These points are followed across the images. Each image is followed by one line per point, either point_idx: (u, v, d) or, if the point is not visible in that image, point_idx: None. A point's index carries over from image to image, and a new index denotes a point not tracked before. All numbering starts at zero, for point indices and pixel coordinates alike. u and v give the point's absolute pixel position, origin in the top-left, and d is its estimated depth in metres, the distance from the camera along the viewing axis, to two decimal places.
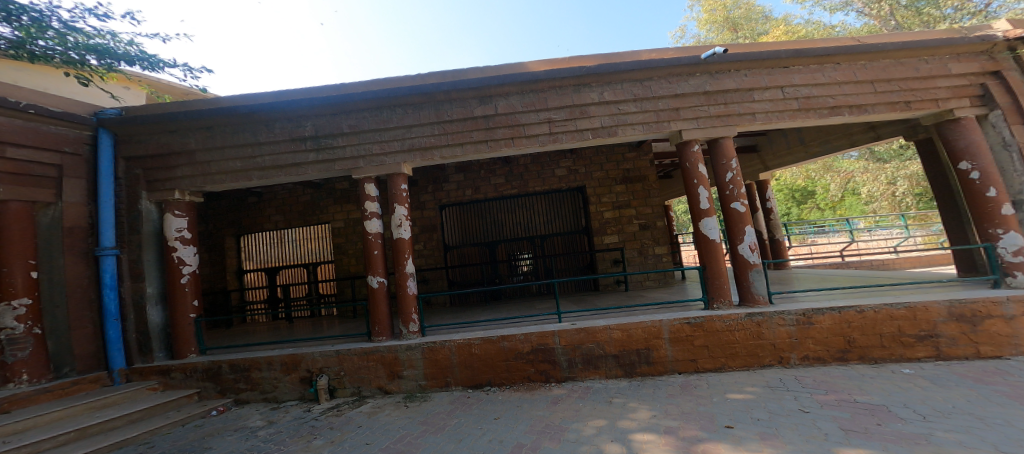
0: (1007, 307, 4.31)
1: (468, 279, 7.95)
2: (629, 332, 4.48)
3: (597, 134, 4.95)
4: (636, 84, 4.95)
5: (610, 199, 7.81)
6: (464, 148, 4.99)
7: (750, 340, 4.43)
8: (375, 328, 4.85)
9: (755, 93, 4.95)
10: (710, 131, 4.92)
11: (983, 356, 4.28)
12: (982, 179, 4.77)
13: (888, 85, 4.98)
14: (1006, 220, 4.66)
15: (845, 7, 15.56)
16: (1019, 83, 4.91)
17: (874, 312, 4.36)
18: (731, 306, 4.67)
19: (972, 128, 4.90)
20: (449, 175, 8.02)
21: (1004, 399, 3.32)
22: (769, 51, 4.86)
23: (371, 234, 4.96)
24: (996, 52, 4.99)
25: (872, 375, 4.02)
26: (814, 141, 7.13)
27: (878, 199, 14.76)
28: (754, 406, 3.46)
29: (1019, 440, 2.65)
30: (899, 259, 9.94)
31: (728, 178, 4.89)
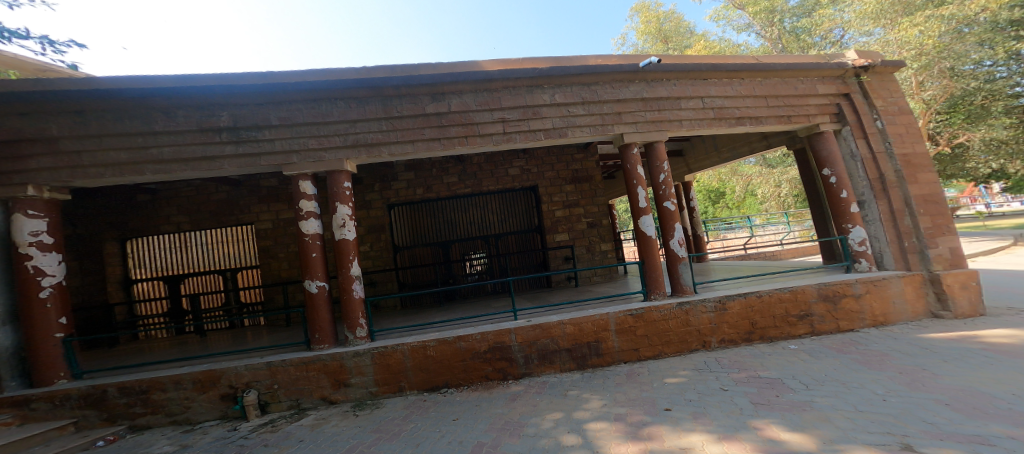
0: (856, 287, 5.23)
1: (419, 280, 7.72)
2: (580, 326, 4.66)
3: (548, 135, 5.06)
4: (583, 87, 5.15)
5: (560, 198, 8.03)
6: (414, 146, 4.80)
7: (680, 328, 4.85)
8: (315, 336, 4.47)
9: (681, 102, 5.42)
10: (647, 135, 5.29)
11: (841, 330, 5.15)
12: (838, 183, 5.72)
13: (775, 101, 5.75)
14: (854, 217, 5.65)
15: (746, 28, 17.76)
16: (860, 104, 5.94)
17: (769, 296, 5.03)
18: (665, 297, 5.07)
19: (830, 141, 5.87)
20: (398, 172, 7.66)
21: (857, 365, 4.03)
22: (692, 64, 5.33)
23: (308, 235, 4.55)
24: (847, 78, 5.99)
25: (769, 352, 4.63)
26: (725, 148, 8.01)
27: (768, 199, 17.05)
28: (687, 388, 3.80)
29: (868, 400, 3.24)
30: (784, 251, 11.61)
31: (661, 179, 5.31)
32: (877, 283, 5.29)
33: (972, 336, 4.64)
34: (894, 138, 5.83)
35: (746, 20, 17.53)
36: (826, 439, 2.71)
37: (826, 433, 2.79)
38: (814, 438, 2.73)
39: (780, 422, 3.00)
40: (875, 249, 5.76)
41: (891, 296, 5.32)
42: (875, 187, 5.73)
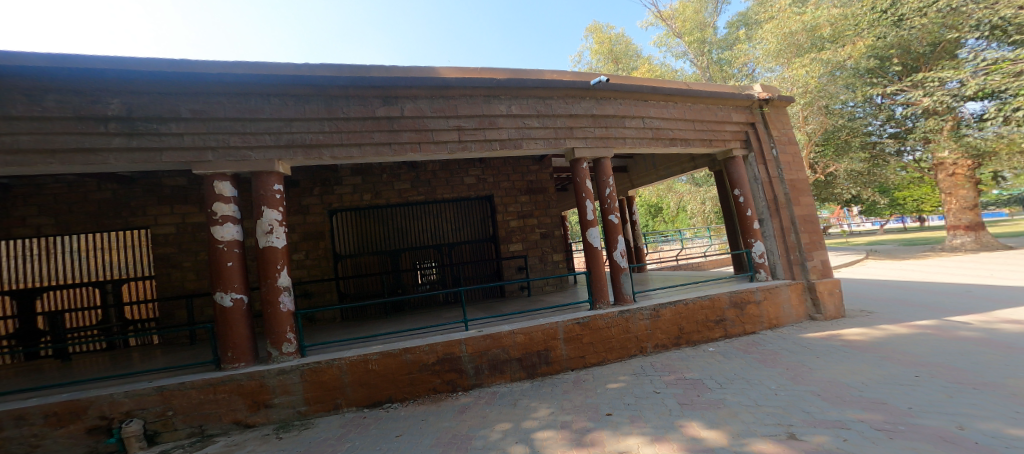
0: (756, 295, 5.88)
1: (363, 290, 7.30)
2: (531, 335, 4.68)
3: (503, 146, 5.09)
4: (538, 101, 5.28)
5: (517, 208, 8.12)
6: (360, 149, 4.56)
7: (621, 334, 5.07)
8: (228, 354, 4.03)
9: (625, 121, 5.75)
10: (595, 150, 5.52)
11: (747, 333, 5.74)
12: (745, 202, 6.44)
13: (699, 125, 6.32)
14: (755, 233, 6.40)
15: (683, 56, 19.69)
16: (763, 134, 6.73)
17: (695, 303, 5.47)
18: (609, 305, 5.26)
19: (738, 165, 6.58)
20: (344, 175, 7.24)
21: (757, 363, 4.53)
22: (634, 85, 5.70)
23: (223, 242, 4.11)
24: (754, 108, 6.76)
25: (693, 355, 5.02)
26: (661, 167, 8.67)
27: (696, 215, 18.63)
28: (625, 393, 3.96)
29: (764, 395, 3.65)
30: (708, 262, 12.73)
31: (606, 193, 5.56)
32: (771, 291, 6.01)
33: (835, 335, 5.43)
34: (786, 166, 6.66)
35: (683, 49, 19.72)
36: (735, 434, 2.98)
37: (735, 428, 3.06)
38: (727, 434, 2.98)
39: (704, 420, 3.24)
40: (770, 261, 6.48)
41: (781, 302, 6.07)
42: (771, 207, 6.49)
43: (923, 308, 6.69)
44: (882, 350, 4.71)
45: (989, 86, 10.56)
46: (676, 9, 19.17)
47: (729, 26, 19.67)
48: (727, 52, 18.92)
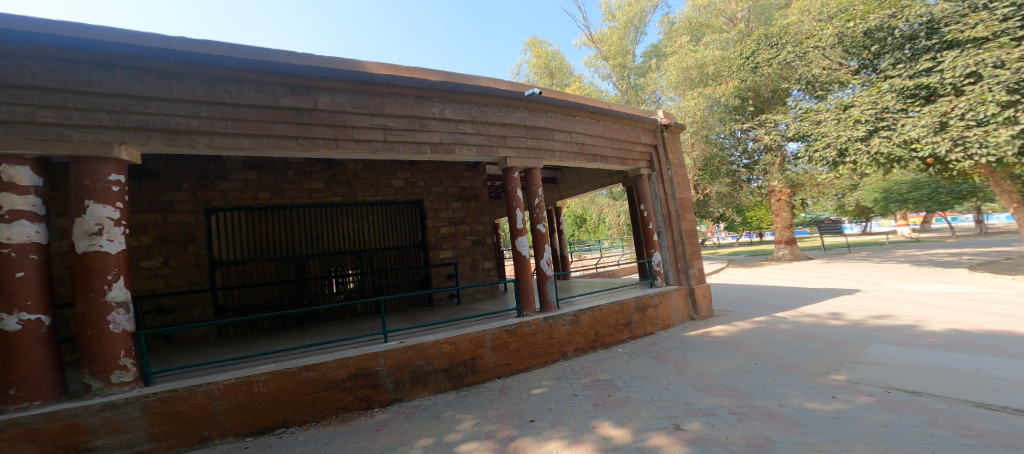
0: (654, 299, 6.51)
1: (251, 301, 6.50)
2: (457, 344, 4.59)
3: (435, 150, 4.98)
4: (473, 107, 5.28)
5: (448, 215, 8.00)
6: (254, 140, 4.03)
7: (546, 340, 5.21)
8: (9, 393, 3.05)
9: (555, 134, 5.99)
10: (527, 161, 5.65)
11: (648, 333, 6.33)
12: (648, 216, 7.11)
13: (615, 143, 6.82)
14: (654, 244, 7.08)
15: (608, 78, 21.34)
16: (662, 155, 7.51)
17: (609, 308, 5.86)
18: (535, 312, 5.39)
19: (643, 183, 7.25)
20: (229, 169, 6.33)
21: (655, 362, 5.02)
22: (564, 101, 5.99)
23: (7, 246, 3.09)
24: (659, 132, 7.51)
25: (607, 356, 5.36)
26: (585, 180, 9.19)
27: (613, 227, 20.09)
28: (547, 397, 4.09)
29: (658, 392, 4.03)
30: (622, 269, 13.76)
31: (535, 203, 5.70)
32: (665, 296, 6.71)
33: (706, 331, 6.36)
34: (679, 186, 7.52)
35: (609, 71, 21.30)
36: (637, 430, 3.24)
37: (637, 424, 3.34)
38: (631, 431, 3.22)
39: (616, 418, 3.47)
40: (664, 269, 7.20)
41: (670, 305, 6.81)
42: (665, 221, 7.25)
43: (754, 307, 8.25)
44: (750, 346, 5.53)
45: (801, 130, 12.50)
46: (606, 35, 21.44)
47: (644, 56, 21.76)
48: (641, 79, 20.76)
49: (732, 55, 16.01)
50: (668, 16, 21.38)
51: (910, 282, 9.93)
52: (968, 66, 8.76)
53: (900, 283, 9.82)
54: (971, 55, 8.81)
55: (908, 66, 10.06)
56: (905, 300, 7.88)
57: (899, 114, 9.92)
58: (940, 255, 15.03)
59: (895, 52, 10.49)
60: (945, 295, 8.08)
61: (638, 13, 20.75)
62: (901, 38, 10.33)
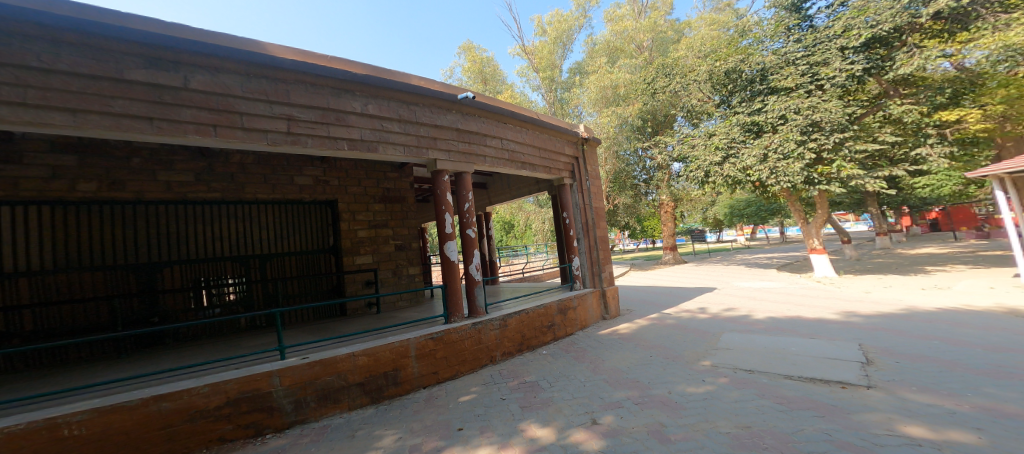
0: (574, 300, 6.86)
1: (76, 324, 5.18)
2: (376, 356, 4.33)
3: (354, 146, 4.64)
4: (401, 105, 5.08)
5: (365, 218, 7.50)
6: (74, 117, 3.25)
7: (474, 346, 5.16)
8: None
9: (487, 139, 6.03)
10: (457, 165, 5.58)
11: (569, 333, 6.66)
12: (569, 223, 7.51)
13: (542, 152, 7.08)
14: (573, 249, 7.51)
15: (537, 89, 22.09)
16: (583, 166, 7.99)
17: (534, 311, 6.01)
18: (463, 319, 5.31)
19: (566, 192, 7.64)
20: (24, 149, 4.81)
21: (576, 361, 5.26)
22: (497, 107, 6.08)
23: None
24: (581, 144, 8.00)
25: (533, 358, 5.49)
26: (514, 187, 9.38)
27: (539, 233, 20.76)
28: (475, 404, 4.04)
29: (580, 390, 4.22)
30: (546, 274, 14.27)
31: (465, 208, 5.66)
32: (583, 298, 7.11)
33: (614, 330, 6.93)
34: (596, 196, 8.10)
35: (538, 83, 22.03)
36: (561, 428, 3.37)
37: (560, 422, 3.47)
38: (555, 429, 3.34)
39: (542, 419, 3.56)
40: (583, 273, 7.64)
41: (587, 307, 7.24)
42: (584, 227, 7.70)
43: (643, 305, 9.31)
44: (653, 343, 6.13)
45: (682, 151, 14.64)
46: (536, 48, 22.16)
47: (570, 71, 22.92)
48: (567, 93, 21.83)
49: (637, 79, 17.57)
50: (592, 37, 22.83)
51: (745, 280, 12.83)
52: (779, 110, 11.06)
53: (738, 281, 12.61)
54: (782, 102, 11.12)
55: (749, 105, 12.30)
56: (743, 295, 10.12)
57: (741, 144, 12.22)
58: (761, 260, 19.42)
59: (743, 91, 12.64)
60: (765, 290, 10.68)
61: (565, 31, 21.90)
62: (745, 80, 12.50)
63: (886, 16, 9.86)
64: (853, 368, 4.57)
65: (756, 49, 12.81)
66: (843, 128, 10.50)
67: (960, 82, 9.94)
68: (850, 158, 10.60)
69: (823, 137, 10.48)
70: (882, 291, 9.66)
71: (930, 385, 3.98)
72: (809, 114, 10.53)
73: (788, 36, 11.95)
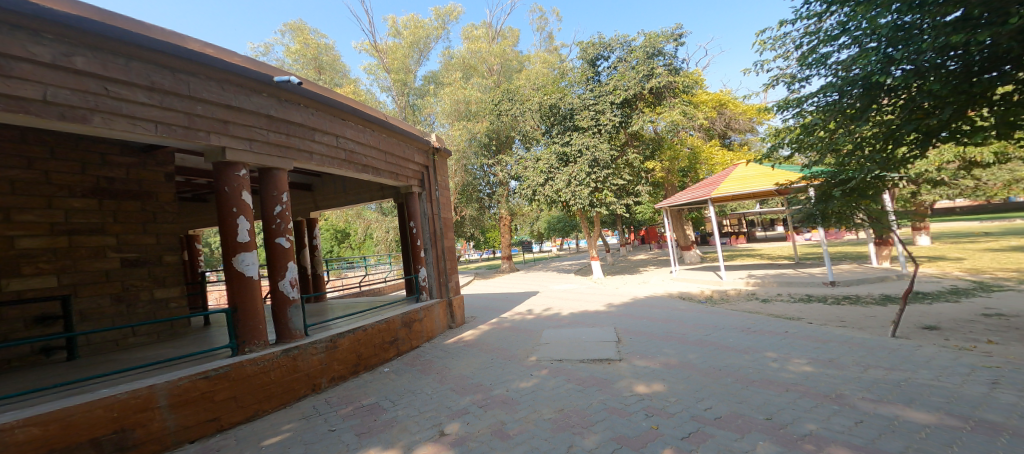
0: (421, 313, 6.70)
1: None
2: (67, 421, 2.85)
3: (22, 110, 2.88)
4: (158, 69, 3.64)
5: (33, 219, 5.07)
6: None
7: (285, 376, 4.33)
8: None
9: (316, 134, 5.28)
10: (262, 158, 4.57)
11: (415, 347, 6.41)
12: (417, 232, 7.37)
13: (389, 157, 6.74)
14: (420, 260, 7.41)
15: (388, 90, 21.27)
16: (433, 176, 7.95)
17: (371, 328, 5.56)
18: (265, 346, 4.35)
19: (415, 200, 7.47)
20: None
21: (421, 374, 5.10)
22: (333, 100, 5.44)
23: None
24: (432, 154, 7.99)
25: (371, 379, 5.07)
26: (352, 191, 8.71)
27: (381, 243, 19.64)
28: (292, 444, 3.44)
29: (424, 405, 4.07)
30: (388, 285, 13.59)
31: (277, 212, 4.80)
32: (430, 309, 7.02)
33: (461, 338, 6.97)
34: (445, 207, 8.17)
35: (389, 84, 21.14)
36: (405, 447, 3.18)
37: (404, 442, 3.27)
38: (399, 450, 3.13)
39: (381, 444, 3.28)
40: (431, 283, 7.56)
41: (435, 317, 7.16)
42: (432, 237, 7.65)
43: (487, 312, 9.75)
44: (486, 345, 6.53)
45: (520, 171, 16.15)
46: (390, 49, 21.35)
47: (425, 79, 22.78)
48: (420, 101, 21.56)
49: (485, 98, 18.54)
50: (449, 50, 23.27)
51: (558, 283, 15.01)
52: (578, 145, 13.90)
53: (552, 285, 14.57)
54: (580, 138, 14.01)
55: (561, 137, 14.85)
56: (555, 296, 11.75)
57: (554, 171, 14.56)
58: (568, 266, 23.21)
59: (559, 125, 15.17)
60: (569, 291, 12.74)
61: (422, 37, 21.80)
62: (561, 116, 15.05)
63: (633, 84, 14.01)
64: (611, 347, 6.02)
65: (568, 90, 15.36)
66: (609, 165, 13.99)
67: (655, 142, 15.83)
68: (611, 188, 14.08)
69: (599, 171, 13.71)
70: (627, 286, 13.07)
71: (693, 362, 5.24)
72: (589, 153, 13.71)
73: (588, 84, 15.09)
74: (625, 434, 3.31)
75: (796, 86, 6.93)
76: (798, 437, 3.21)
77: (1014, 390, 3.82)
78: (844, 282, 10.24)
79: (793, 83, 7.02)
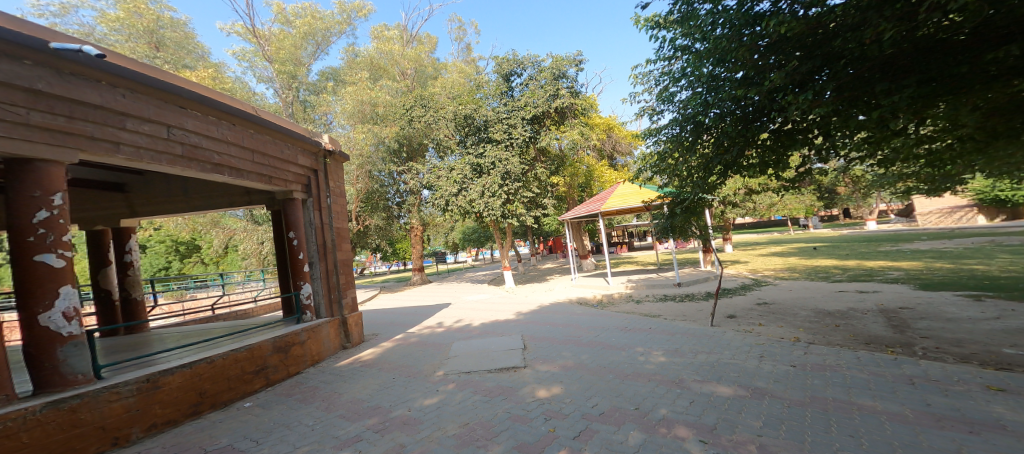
0: (302, 335, 5.99)
1: None
2: None
3: None
4: None
5: None
6: None
7: (56, 436, 3.22)
8: None
9: (129, 120, 4.08)
10: (11, 143, 3.21)
11: (291, 375, 5.65)
12: (298, 244, 6.65)
13: (258, 158, 5.82)
14: (304, 275, 6.67)
15: (269, 81, 19.05)
16: (322, 183, 7.23)
17: (223, 359, 4.68)
18: (12, 402, 3.14)
19: (296, 208, 6.69)
20: None
21: (298, 404, 4.54)
22: (170, 81, 4.33)
23: None
24: (320, 157, 7.24)
25: (221, 418, 4.27)
26: (197, 195, 7.40)
27: (250, 256, 17.37)
28: None
29: (295, 439, 3.60)
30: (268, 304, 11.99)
31: (40, 219, 3.41)
32: (315, 330, 6.32)
33: (357, 358, 6.45)
34: (336, 216, 7.43)
35: (269, 75, 18.91)
36: None
37: None
38: None
39: None
40: (316, 302, 6.83)
41: (322, 338, 6.47)
42: (320, 251, 6.93)
43: (394, 327, 9.27)
44: (380, 362, 6.17)
45: (431, 180, 15.65)
46: (275, 36, 19.01)
47: (319, 75, 21.16)
48: (312, 97, 20.06)
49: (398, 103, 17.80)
50: (352, 48, 21.95)
51: (472, 293, 14.98)
52: (491, 158, 14.13)
53: (465, 296, 14.44)
54: (493, 152, 14.25)
55: (474, 149, 14.96)
56: (467, 307, 11.66)
57: (469, 181, 14.50)
58: (481, 276, 23.36)
59: (473, 135, 15.30)
60: (482, 301, 12.78)
61: (317, 29, 20.13)
62: (475, 127, 15.20)
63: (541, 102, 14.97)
64: (513, 355, 6.10)
65: (483, 102, 15.48)
66: (519, 178, 14.58)
67: (559, 159, 17.05)
68: (521, 200, 14.67)
69: (511, 184, 14.22)
70: (541, 293, 13.65)
71: (584, 362, 5.65)
72: (501, 166, 14.09)
73: (501, 98, 15.57)
74: (527, 441, 3.36)
75: (655, 119, 8.14)
76: (654, 423, 3.64)
77: (773, 362, 5.16)
78: (687, 282, 12.25)
79: (653, 116, 8.18)
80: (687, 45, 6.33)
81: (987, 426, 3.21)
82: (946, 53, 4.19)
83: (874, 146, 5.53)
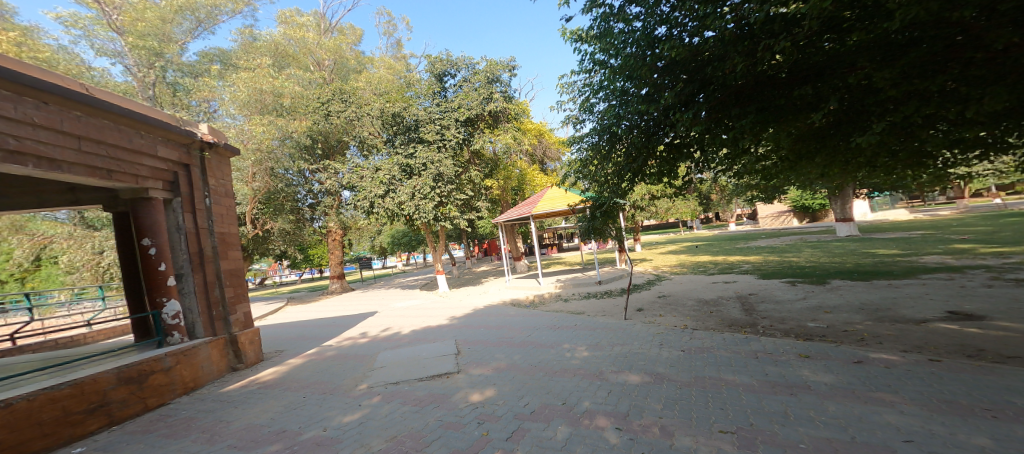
0: (165, 361, 4.97)
1: None
2: None
3: None
4: None
5: None
6: None
7: None
8: None
9: None
10: None
11: (150, 408, 4.67)
12: (157, 255, 5.48)
13: (94, 147, 4.77)
14: (170, 290, 5.56)
15: (119, 57, 14.67)
16: (197, 180, 6.23)
17: (27, 401, 3.64)
18: None
19: (157, 209, 5.60)
20: None
21: (164, 440, 3.82)
22: None
23: None
24: (192, 149, 6.22)
25: None
26: None
27: (79, 270, 14.60)
28: None
29: None
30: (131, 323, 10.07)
31: None
32: (186, 352, 5.32)
33: (254, 380, 5.69)
34: (217, 218, 6.42)
35: (120, 48, 14.55)
36: None
37: None
38: None
39: None
40: (188, 320, 5.81)
41: (199, 361, 5.51)
42: (192, 261, 5.93)
43: (306, 341, 8.45)
44: (286, 381, 5.52)
45: (352, 180, 14.56)
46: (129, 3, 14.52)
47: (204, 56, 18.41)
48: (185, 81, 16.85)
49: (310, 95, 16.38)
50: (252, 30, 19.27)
51: (401, 300, 14.29)
52: (422, 159, 13.58)
53: (394, 303, 13.66)
54: (424, 152, 13.72)
55: (405, 149, 14.30)
56: (395, 314, 11.06)
57: (399, 183, 13.75)
58: (410, 282, 22.54)
59: (403, 135, 14.78)
60: (411, 307, 12.19)
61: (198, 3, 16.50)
62: (405, 126, 14.72)
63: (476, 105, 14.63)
64: (441, 362, 5.74)
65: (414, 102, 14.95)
66: (452, 180, 14.15)
67: (493, 162, 16.98)
68: (454, 203, 14.28)
69: (443, 186, 13.74)
70: (473, 297, 13.34)
71: (507, 361, 5.61)
72: (433, 167, 13.54)
73: (434, 98, 15.09)
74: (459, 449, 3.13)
75: (577, 128, 8.56)
76: (578, 415, 3.64)
77: (667, 348, 5.71)
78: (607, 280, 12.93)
79: (574, 125, 8.54)
80: (604, 60, 6.59)
81: (807, 388, 4.03)
82: (773, 87, 5.08)
83: (731, 162, 6.62)
